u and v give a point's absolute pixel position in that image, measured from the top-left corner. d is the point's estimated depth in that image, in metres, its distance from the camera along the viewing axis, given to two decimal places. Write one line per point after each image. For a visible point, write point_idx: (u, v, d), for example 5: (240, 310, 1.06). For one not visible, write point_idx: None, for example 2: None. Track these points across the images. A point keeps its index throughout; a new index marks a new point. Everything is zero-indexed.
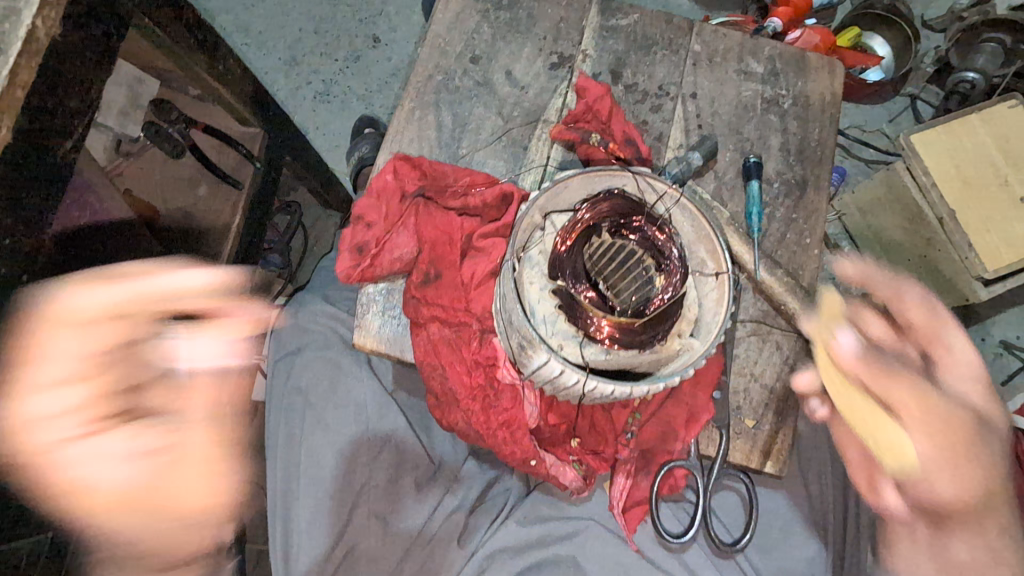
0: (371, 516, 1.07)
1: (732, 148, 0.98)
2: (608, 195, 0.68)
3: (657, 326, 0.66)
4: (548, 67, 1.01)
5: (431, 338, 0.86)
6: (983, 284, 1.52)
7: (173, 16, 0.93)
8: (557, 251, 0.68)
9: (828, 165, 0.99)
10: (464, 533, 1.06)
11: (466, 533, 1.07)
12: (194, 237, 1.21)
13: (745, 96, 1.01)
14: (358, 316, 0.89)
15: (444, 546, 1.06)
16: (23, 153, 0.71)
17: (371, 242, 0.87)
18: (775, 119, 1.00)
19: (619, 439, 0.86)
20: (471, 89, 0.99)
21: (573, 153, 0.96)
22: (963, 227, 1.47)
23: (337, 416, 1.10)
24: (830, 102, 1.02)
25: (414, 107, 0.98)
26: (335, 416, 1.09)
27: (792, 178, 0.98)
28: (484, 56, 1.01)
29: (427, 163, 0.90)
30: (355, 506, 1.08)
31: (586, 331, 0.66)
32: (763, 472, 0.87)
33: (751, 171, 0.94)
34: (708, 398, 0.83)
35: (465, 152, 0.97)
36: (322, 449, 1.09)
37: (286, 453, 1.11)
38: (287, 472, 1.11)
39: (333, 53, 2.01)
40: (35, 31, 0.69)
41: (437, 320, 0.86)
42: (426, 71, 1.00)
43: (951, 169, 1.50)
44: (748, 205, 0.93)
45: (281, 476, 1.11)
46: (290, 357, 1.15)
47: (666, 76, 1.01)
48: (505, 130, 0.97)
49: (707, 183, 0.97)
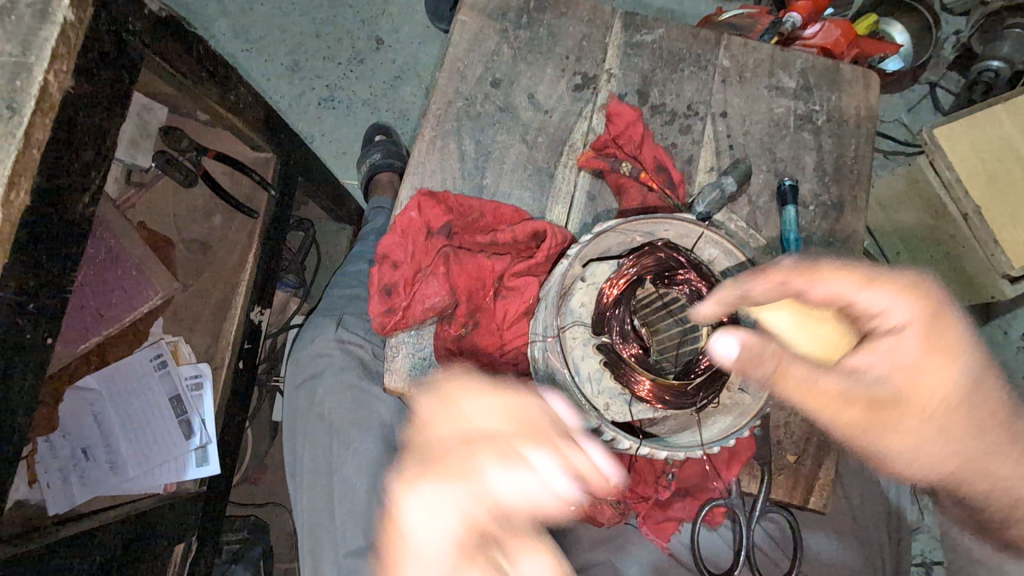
0: None
1: (766, 169, 0.95)
2: (649, 249, 0.65)
3: (708, 386, 0.63)
4: (572, 89, 0.97)
5: (478, 386, 0.82)
6: (1010, 281, 1.49)
7: (184, 51, 0.89)
8: (602, 305, 0.65)
9: (866, 182, 0.96)
10: None
11: None
12: (212, 267, 1.18)
13: (777, 113, 0.97)
14: (387, 358, 0.86)
15: None
16: (44, 213, 0.69)
17: (399, 284, 0.85)
18: (809, 137, 0.97)
19: (660, 481, 0.83)
20: (493, 115, 0.96)
21: (601, 180, 0.93)
22: (990, 224, 1.44)
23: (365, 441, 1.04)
24: (866, 115, 0.98)
25: (435, 136, 0.95)
26: (363, 438, 1.03)
27: (829, 199, 0.95)
28: (505, 80, 0.98)
29: (451, 198, 0.88)
30: None
31: (633, 390, 0.64)
32: (806, 507, 0.85)
33: (787, 195, 0.91)
34: (749, 435, 0.81)
35: (489, 183, 0.94)
36: (352, 472, 1.03)
37: (317, 484, 1.06)
38: (317, 492, 1.06)
39: (336, 57, 1.96)
40: (48, 86, 0.67)
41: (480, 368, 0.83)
42: (446, 96, 0.97)
43: (976, 163, 1.45)
44: (784, 230, 0.91)
45: (310, 513, 1.06)
46: (313, 385, 1.09)
47: (694, 95, 0.98)
48: (530, 157, 0.95)
49: (741, 208, 0.93)
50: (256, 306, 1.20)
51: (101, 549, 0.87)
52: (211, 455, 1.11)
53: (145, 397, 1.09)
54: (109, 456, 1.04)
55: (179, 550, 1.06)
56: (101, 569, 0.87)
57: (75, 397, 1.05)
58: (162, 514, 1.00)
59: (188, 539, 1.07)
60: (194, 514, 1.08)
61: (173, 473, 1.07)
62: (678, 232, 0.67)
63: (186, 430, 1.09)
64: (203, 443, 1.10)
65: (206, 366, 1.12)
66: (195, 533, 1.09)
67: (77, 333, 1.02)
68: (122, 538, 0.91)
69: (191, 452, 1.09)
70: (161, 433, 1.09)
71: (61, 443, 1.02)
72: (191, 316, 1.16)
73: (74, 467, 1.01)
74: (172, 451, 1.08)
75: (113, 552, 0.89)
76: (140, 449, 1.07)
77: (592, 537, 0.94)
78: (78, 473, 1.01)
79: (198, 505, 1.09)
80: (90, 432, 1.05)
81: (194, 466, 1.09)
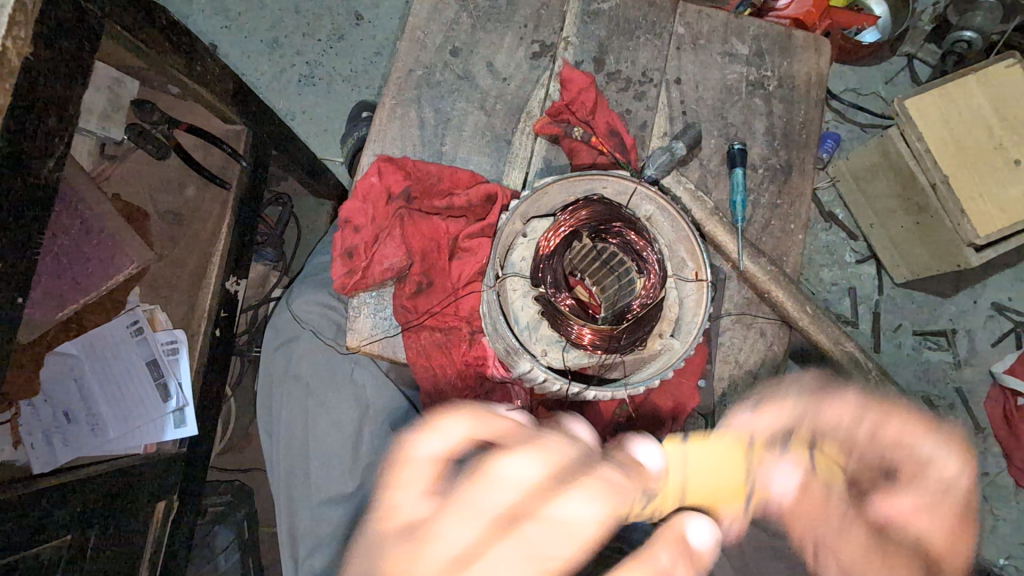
0: (378, 484, 1.02)
1: (717, 134, 0.98)
2: (579, 206, 0.69)
3: (636, 332, 0.67)
4: (529, 58, 1.00)
5: (438, 343, 0.86)
6: (974, 249, 1.48)
7: (147, 23, 0.92)
8: (538, 258, 0.69)
9: (814, 146, 0.99)
10: None
11: None
12: (186, 237, 1.21)
13: (729, 79, 1.00)
14: (350, 319, 0.90)
15: None
16: (6, 176, 0.71)
17: (360, 247, 0.88)
18: (760, 102, 0.99)
19: (608, 431, 0.87)
20: (453, 84, 0.99)
21: (557, 146, 0.96)
22: (956, 194, 1.43)
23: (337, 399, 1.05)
24: (816, 80, 1.01)
25: (395, 104, 0.98)
26: (337, 396, 1.04)
27: (777, 162, 0.98)
28: (464, 48, 1.00)
29: (410, 163, 0.91)
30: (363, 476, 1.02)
31: (568, 337, 0.68)
32: None
33: (735, 158, 0.94)
34: (692, 387, 0.87)
35: (448, 150, 0.97)
36: (328, 427, 1.04)
37: (290, 444, 1.06)
38: (290, 450, 1.06)
39: (316, 32, 1.96)
40: (6, 51, 0.69)
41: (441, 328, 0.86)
42: (407, 66, 0.99)
43: (945, 132, 1.46)
44: (732, 193, 0.93)
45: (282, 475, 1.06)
46: (287, 349, 1.09)
47: (649, 62, 1.00)
48: (488, 125, 0.97)
49: (692, 171, 0.97)
50: (232, 275, 1.24)
51: (80, 501, 0.91)
52: (188, 417, 1.15)
53: (124, 362, 1.13)
54: (90, 418, 1.09)
55: (160, 508, 1.11)
56: (81, 521, 0.91)
57: (55, 362, 1.10)
58: (141, 472, 1.04)
59: (170, 496, 1.12)
60: (173, 474, 1.12)
61: (152, 434, 1.11)
62: (615, 188, 0.71)
63: (163, 393, 1.13)
64: (179, 406, 1.14)
65: (181, 333, 1.15)
66: (175, 491, 1.13)
67: (54, 300, 1.05)
68: (101, 492, 0.95)
69: (168, 415, 1.13)
70: (140, 397, 1.12)
71: (42, 407, 1.07)
72: (167, 285, 1.18)
73: (55, 429, 1.05)
74: (151, 413, 1.12)
75: (93, 505, 0.93)
76: (120, 411, 1.11)
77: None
78: (60, 435, 1.05)
79: (177, 465, 1.13)
80: (71, 395, 1.10)
81: (172, 427, 1.14)
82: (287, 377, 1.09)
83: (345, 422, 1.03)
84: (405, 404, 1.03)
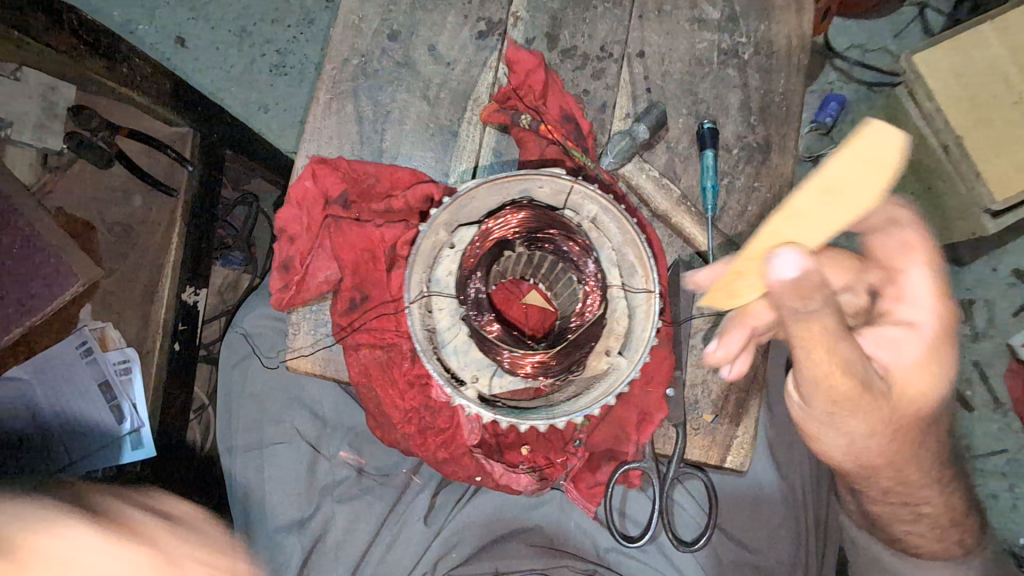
0: (337, 504, 0.97)
1: (685, 113, 0.88)
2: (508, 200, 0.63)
3: (575, 352, 0.62)
4: (475, 37, 0.90)
5: (381, 360, 0.80)
6: (991, 215, 1.27)
7: (54, 24, 0.88)
8: (462, 272, 0.63)
9: (795, 121, 0.89)
10: (431, 513, 0.96)
11: (431, 511, 0.96)
12: (136, 250, 1.16)
13: (698, 49, 0.90)
14: (290, 337, 0.83)
15: (407, 526, 0.96)
16: None
17: (295, 258, 0.82)
18: (734, 74, 0.89)
19: (568, 447, 0.82)
20: (392, 71, 0.90)
21: (508, 136, 0.87)
22: (971, 153, 1.22)
23: (293, 416, 1.00)
24: (797, 45, 0.90)
25: (331, 99, 0.89)
26: (293, 414, 0.99)
27: (753, 141, 0.88)
28: (403, 31, 0.91)
29: (347, 164, 0.84)
30: (321, 495, 0.98)
31: (500, 362, 0.62)
32: (723, 467, 0.83)
33: (705, 139, 0.84)
34: (660, 396, 0.79)
35: (390, 145, 0.88)
36: (283, 447, 0.99)
37: (246, 465, 1.01)
38: (248, 472, 1.01)
39: (283, 18, 1.86)
40: None
41: (382, 344, 0.80)
42: (341, 54, 0.90)
43: (958, 88, 1.23)
44: (702, 178, 0.84)
45: (239, 498, 1.01)
46: (241, 364, 1.03)
47: (608, 35, 0.90)
48: (432, 115, 0.89)
49: (659, 156, 0.87)
50: (189, 286, 1.17)
51: None
52: (145, 439, 1.10)
53: (77, 385, 1.10)
54: (45, 442, 1.07)
55: None
56: None
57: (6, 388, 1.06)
58: None
59: None
60: None
61: (108, 458, 1.08)
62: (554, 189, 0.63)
63: (118, 415, 1.10)
64: (135, 427, 1.10)
65: (134, 352, 1.10)
66: None
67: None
68: None
69: (124, 437, 1.10)
70: (96, 419, 1.10)
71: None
72: (121, 301, 1.13)
73: (10, 455, 1.05)
74: (106, 436, 1.09)
75: None
76: (75, 435, 1.09)
77: (520, 503, 0.96)
78: (15, 460, 1.05)
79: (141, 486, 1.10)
80: (25, 420, 1.07)
81: (129, 449, 1.10)
82: (241, 393, 1.03)
83: (302, 440, 0.98)
84: (362, 420, 0.98)
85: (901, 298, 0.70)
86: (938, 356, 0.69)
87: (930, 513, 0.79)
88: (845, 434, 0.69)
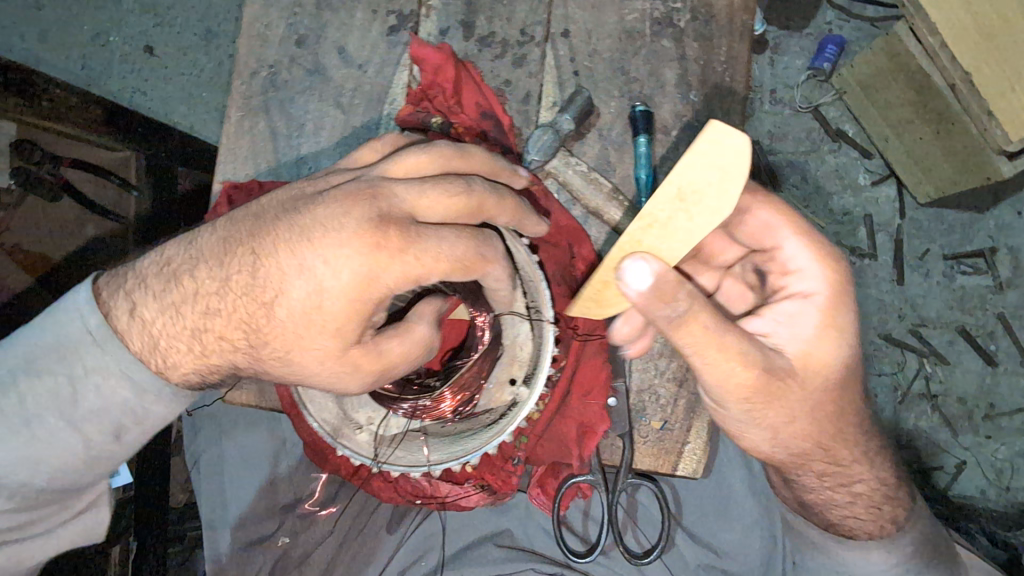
0: (299, 523, 0.97)
1: (616, 95, 0.80)
2: (466, 189, 0.65)
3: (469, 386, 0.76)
4: (386, 33, 0.84)
5: None
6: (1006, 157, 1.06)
7: None
8: None
9: (741, 91, 0.80)
10: (393, 524, 0.96)
11: (394, 522, 0.96)
12: None
13: (629, 21, 0.81)
14: None
15: (372, 538, 0.96)
16: None
17: None
18: (669, 45, 0.81)
19: (507, 466, 0.81)
20: (302, 80, 0.85)
21: None
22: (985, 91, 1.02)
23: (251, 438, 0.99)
24: (739, 7, 0.81)
25: (242, 116, 0.85)
26: (250, 437, 0.99)
27: (694, 118, 0.80)
28: (311, 35, 0.85)
29: (259, 188, 0.81)
30: (283, 516, 0.97)
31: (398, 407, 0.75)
32: (677, 474, 0.81)
33: (638, 122, 0.77)
34: (600, 407, 0.77)
35: (307, 160, 0.84)
36: (243, 469, 0.99)
37: (208, 491, 1.00)
38: (210, 498, 1.00)
39: None
40: None
41: None
42: (249, 68, 0.86)
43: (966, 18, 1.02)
44: (636, 166, 0.78)
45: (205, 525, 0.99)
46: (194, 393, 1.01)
47: (528, 15, 0.82)
48: (347, 124, 0.83)
49: (590, 145, 0.80)
50: None
51: None
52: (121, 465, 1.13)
53: None
54: None
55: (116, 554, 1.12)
56: None
57: None
58: None
59: (124, 542, 1.13)
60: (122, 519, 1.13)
61: None
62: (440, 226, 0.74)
63: None
64: None
65: None
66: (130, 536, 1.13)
67: None
68: None
69: None
70: None
71: None
72: None
73: None
74: None
75: None
76: None
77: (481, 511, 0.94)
78: None
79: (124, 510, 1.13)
80: None
81: None
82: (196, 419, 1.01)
83: (260, 462, 0.98)
84: None
85: (787, 271, 0.68)
86: (840, 322, 0.67)
87: (864, 488, 0.77)
88: (768, 428, 0.68)
